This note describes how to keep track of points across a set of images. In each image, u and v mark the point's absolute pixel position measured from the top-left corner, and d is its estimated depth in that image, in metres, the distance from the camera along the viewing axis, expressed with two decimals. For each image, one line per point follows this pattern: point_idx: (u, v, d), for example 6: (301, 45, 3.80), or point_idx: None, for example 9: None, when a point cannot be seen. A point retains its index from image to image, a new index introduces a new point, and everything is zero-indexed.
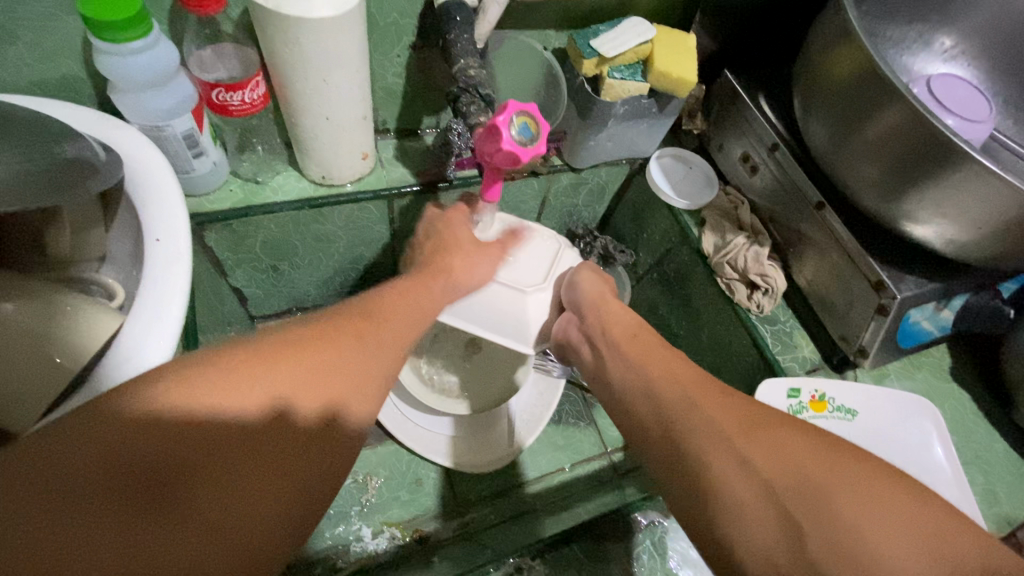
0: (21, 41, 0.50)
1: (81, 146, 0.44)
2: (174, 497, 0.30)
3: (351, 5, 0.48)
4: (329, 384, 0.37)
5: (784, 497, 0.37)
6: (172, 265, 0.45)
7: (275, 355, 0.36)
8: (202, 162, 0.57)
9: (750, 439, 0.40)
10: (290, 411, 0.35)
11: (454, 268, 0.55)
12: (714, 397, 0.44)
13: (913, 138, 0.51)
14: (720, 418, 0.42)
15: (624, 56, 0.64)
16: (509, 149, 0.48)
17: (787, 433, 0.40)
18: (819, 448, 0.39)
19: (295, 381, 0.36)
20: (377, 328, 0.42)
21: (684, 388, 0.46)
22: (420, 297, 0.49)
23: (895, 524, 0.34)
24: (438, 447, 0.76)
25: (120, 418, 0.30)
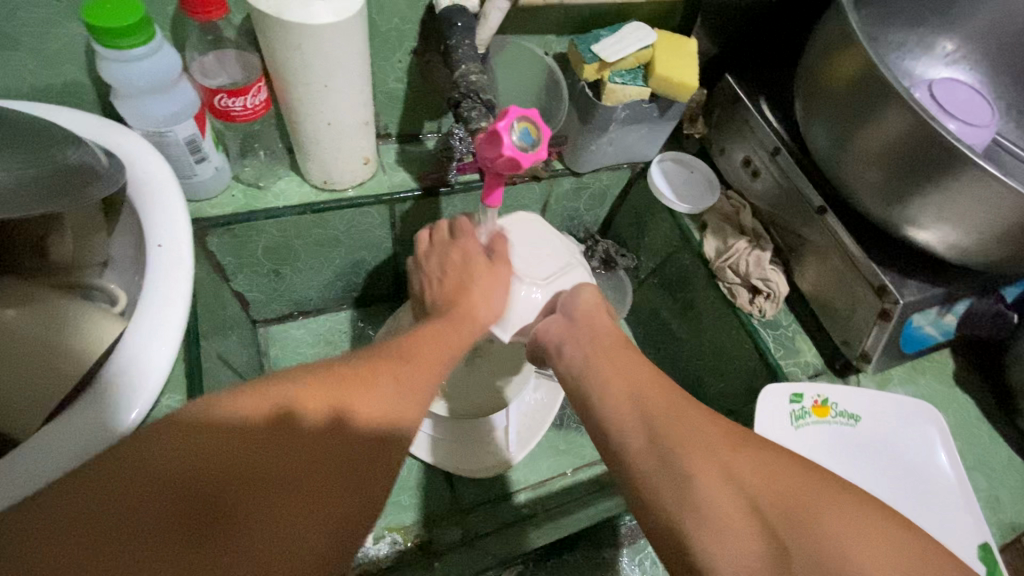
0: (25, 47, 0.51)
1: (83, 151, 0.44)
2: (217, 519, 0.31)
3: (353, 11, 0.48)
4: (363, 413, 0.39)
5: (770, 514, 0.38)
6: (174, 270, 0.45)
7: (313, 386, 0.38)
8: (204, 167, 0.58)
9: (737, 456, 0.41)
10: (302, 417, 0.36)
11: (478, 312, 0.54)
12: (701, 414, 0.45)
13: (916, 144, 0.51)
14: (706, 434, 0.42)
15: (625, 60, 0.64)
16: (510, 154, 0.48)
17: (769, 452, 0.42)
18: (800, 468, 0.41)
19: (331, 410, 0.37)
20: (407, 361, 0.44)
21: (675, 402, 0.45)
22: (446, 336, 0.50)
23: (872, 542, 0.36)
24: (425, 445, 0.76)
25: (171, 443, 0.32)
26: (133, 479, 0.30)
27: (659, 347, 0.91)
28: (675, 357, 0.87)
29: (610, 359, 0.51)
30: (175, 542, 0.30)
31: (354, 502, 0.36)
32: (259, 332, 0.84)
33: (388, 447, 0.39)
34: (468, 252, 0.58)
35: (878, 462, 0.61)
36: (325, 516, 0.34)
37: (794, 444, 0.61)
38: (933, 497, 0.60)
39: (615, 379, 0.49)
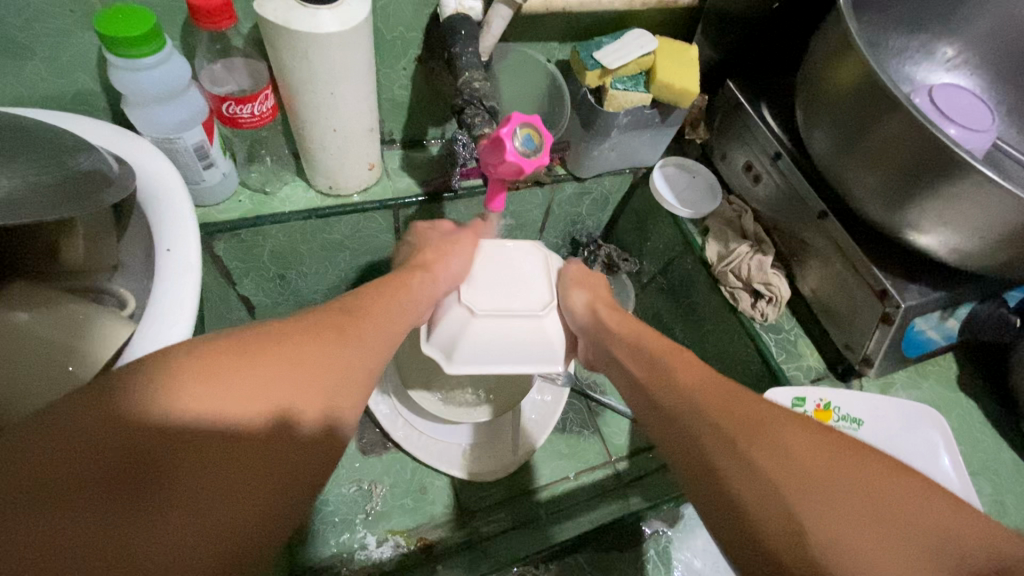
0: (38, 56, 0.52)
1: (94, 158, 0.45)
2: (157, 483, 0.30)
3: (358, 20, 0.49)
4: (308, 376, 0.37)
5: (790, 502, 0.34)
6: (182, 275, 0.46)
7: (258, 351, 0.36)
8: (212, 173, 0.59)
9: (749, 440, 0.38)
10: (258, 396, 0.35)
11: (434, 265, 0.56)
12: (717, 401, 0.42)
13: (916, 148, 0.51)
14: (723, 423, 0.40)
15: (626, 67, 0.64)
16: (513, 161, 0.48)
17: (789, 433, 0.38)
18: (824, 447, 0.36)
19: (275, 374, 0.36)
20: (358, 325, 0.42)
21: (698, 389, 0.43)
22: (397, 290, 0.50)
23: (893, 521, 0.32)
24: (453, 458, 0.76)
25: (104, 413, 0.30)
26: (67, 448, 0.29)
27: None
28: None
29: None
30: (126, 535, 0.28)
31: (304, 465, 0.35)
32: None
33: (338, 409, 0.38)
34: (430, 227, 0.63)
35: None
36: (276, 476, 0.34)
37: None
38: None
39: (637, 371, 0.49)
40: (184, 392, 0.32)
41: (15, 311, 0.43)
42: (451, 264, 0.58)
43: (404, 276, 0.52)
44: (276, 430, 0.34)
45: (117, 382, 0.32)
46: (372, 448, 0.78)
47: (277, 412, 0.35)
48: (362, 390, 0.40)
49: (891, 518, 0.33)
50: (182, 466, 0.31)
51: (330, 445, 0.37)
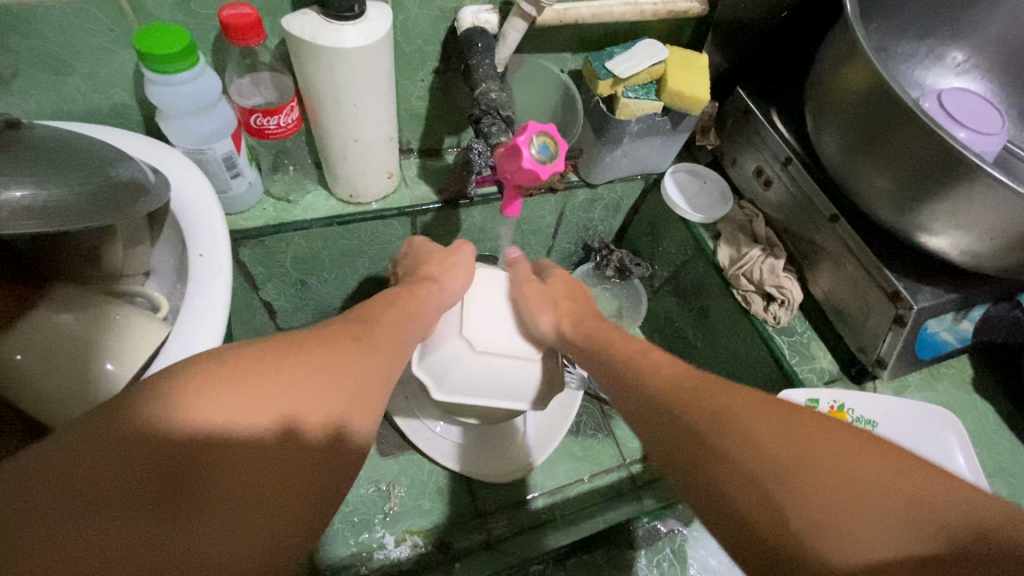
0: (79, 73, 0.54)
1: (132, 168, 0.47)
2: (195, 488, 0.29)
3: (381, 34, 0.51)
4: (335, 380, 0.37)
5: (770, 498, 0.31)
6: (214, 278, 0.48)
7: (285, 357, 0.36)
8: (239, 182, 0.61)
9: (715, 428, 0.36)
10: (287, 391, 0.34)
11: (445, 281, 0.58)
12: (681, 397, 0.39)
13: (928, 152, 0.52)
14: (691, 417, 0.37)
15: (638, 76, 0.66)
16: (529, 167, 0.50)
17: (755, 414, 0.35)
18: (795, 425, 0.34)
19: (304, 380, 0.35)
20: (375, 335, 0.43)
21: (664, 386, 0.41)
22: (399, 300, 0.51)
23: (869, 500, 0.30)
24: (449, 452, 0.77)
25: (138, 425, 0.29)
26: (101, 461, 0.28)
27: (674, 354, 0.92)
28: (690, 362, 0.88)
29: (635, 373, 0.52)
30: (156, 541, 0.27)
31: (336, 469, 0.35)
32: None
33: (365, 414, 0.38)
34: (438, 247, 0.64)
35: None
36: (313, 480, 0.33)
37: None
38: None
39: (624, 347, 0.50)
40: (216, 400, 0.31)
41: (57, 312, 0.45)
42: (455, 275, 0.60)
43: (412, 287, 0.54)
44: (309, 435, 0.34)
45: (146, 394, 0.31)
46: (390, 449, 0.80)
47: (309, 418, 0.34)
48: (384, 396, 0.41)
49: (877, 505, 0.29)
50: (221, 474, 0.30)
51: (359, 450, 0.37)
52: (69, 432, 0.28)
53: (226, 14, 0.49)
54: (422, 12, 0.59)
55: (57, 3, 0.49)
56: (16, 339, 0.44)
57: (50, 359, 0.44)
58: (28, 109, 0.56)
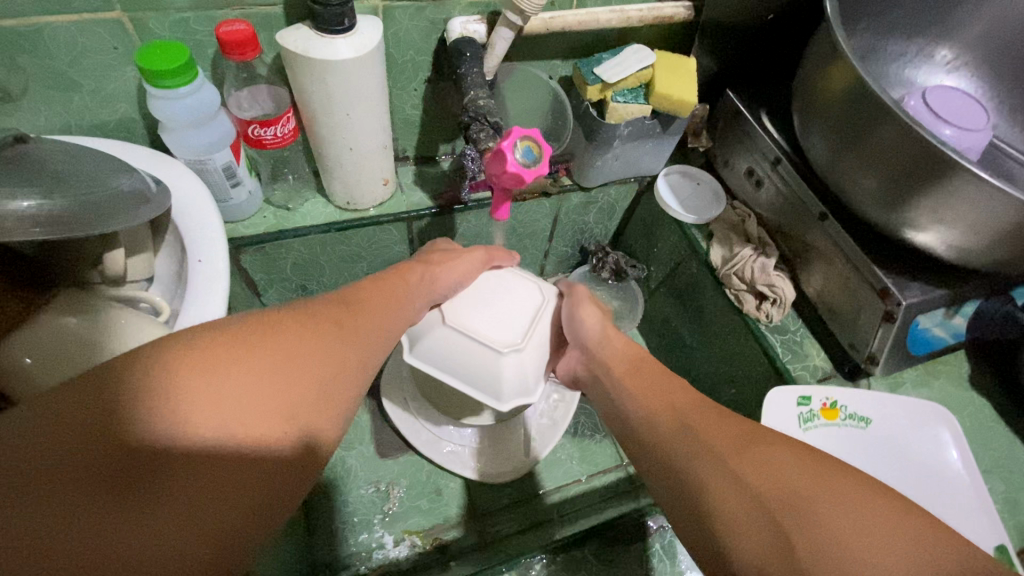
0: (86, 89, 0.57)
1: (134, 179, 0.49)
2: (157, 474, 0.29)
3: (371, 46, 0.53)
4: (303, 370, 0.38)
5: (780, 525, 0.36)
6: (213, 282, 0.51)
7: (254, 344, 0.36)
8: (239, 191, 0.63)
9: (741, 459, 0.41)
10: (256, 381, 0.35)
11: (440, 281, 0.58)
12: (703, 426, 0.45)
13: (909, 151, 0.53)
14: (715, 447, 0.43)
15: (626, 81, 0.67)
16: (514, 171, 0.51)
17: (779, 449, 0.41)
18: (814, 464, 0.40)
19: (271, 368, 0.36)
20: (354, 322, 0.44)
21: (689, 415, 0.47)
22: (382, 286, 0.51)
23: (869, 534, 0.35)
24: (463, 460, 0.77)
25: (106, 406, 0.29)
26: (59, 439, 0.28)
27: (672, 354, 0.93)
28: (686, 363, 0.89)
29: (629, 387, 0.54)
30: (115, 526, 0.27)
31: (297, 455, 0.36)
32: None
33: (331, 402, 0.39)
34: (441, 246, 0.64)
35: (890, 464, 0.61)
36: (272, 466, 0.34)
37: None
38: (945, 497, 0.59)
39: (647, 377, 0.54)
40: (181, 384, 0.32)
41: (64, 317, 0.47)
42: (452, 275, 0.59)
43: (403, 270, 0.55)
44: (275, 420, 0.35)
45: (112, 372, 0.31)
46: (389, 451, 0.81)
47: (275, 405, 0.35)
48: (356, 381, 0.42)
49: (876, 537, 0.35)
50: (181, 457, 0.30)
51: (322, 437, 0.38)
52: (31, 407, 0.28)
53: (221, 31, 0.51)
54: (412, 24, 0.61)
55: (63, 24, 0.51)
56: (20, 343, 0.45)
57: (55, 360, 0.45)
58: (38, 124, 0.59)
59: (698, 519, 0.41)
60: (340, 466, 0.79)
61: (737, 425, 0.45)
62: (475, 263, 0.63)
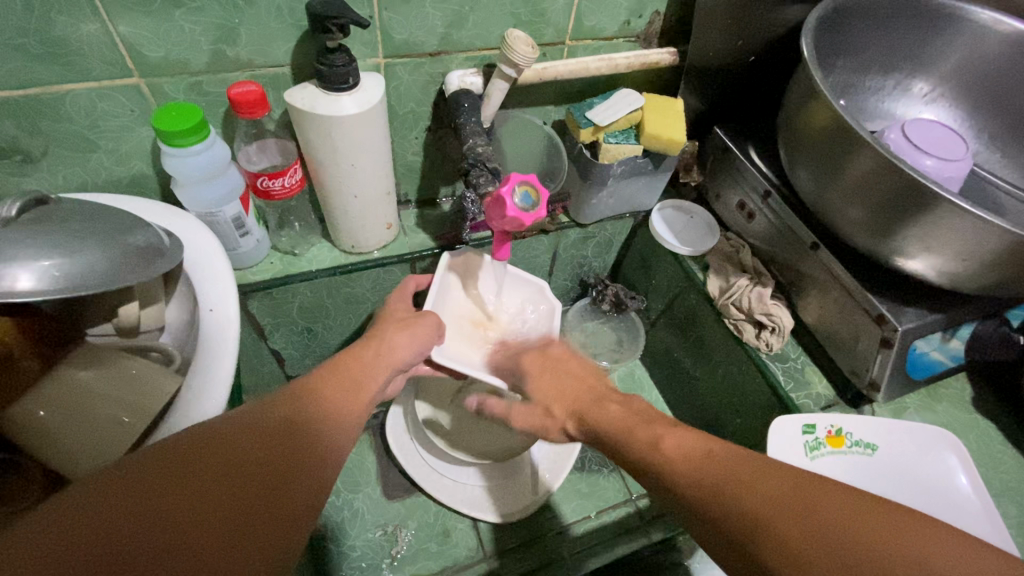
0: (103, 149, 0.60)
1: (148, 234, 0.51)
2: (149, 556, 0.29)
3: (374, 101, 0.56)
4: (266, 474, 0.36)
5: (791, 541, 0.35)
6: (223, 331, 0.52)
7: (216, 457, 0.34)
8: (247, 240, 0.65)
9: (759, 542, 0.37)
10: (243, 454, 0.36)
11: (398, 353, 0.55)
12: (720, 499, 0.40)
13: (891, 183, 0.55)
14: (731, 518, 0.39)
15: (618, 123, 0.70)
16: (513, 215, 0.53)
17: (792, 533, 0.36)
18: (820, 516, 0.36)
19: (239, 473, 0.35)
20: (310, 414, 0.42)
21: (699, 481, 0.41)
22: (354, 360, 0.51)
23: (905, 530, 0.34)
24: (462, 496, 0.78)
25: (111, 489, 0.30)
26: (81, 523, 0.28)
27: (677, 383, 0.94)
28: (692, 392, 0.90)
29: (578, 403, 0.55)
30: None
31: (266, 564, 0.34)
32: None
33: (293, 504, 0.37)
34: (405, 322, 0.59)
35: (899, 489, 0.61)
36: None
37: None
38: (961, 523, 0.59)
39: (634, 436, 0.48)
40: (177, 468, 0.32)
41: (79, 370, 0.49)
42: (396, 342, 0.55)
43: (358, 348, 0.53)
44: (240, 533, 0.33)
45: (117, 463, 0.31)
46: (397, 493, 0.81)
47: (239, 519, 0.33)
48: (326, 459, 0.41)
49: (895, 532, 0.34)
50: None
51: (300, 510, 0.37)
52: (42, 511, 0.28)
53: (233, 92, 0.54)
54: (412, 78, 0.64)
55: (84, 91, 0.54)
56: (40, 396, 0.47)
57: (76, 413, 0.47)
58: (55, 184, 0.62)
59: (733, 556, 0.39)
60: (347, 509, 0.79)
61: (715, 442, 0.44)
62: (431, 338, 0.59)
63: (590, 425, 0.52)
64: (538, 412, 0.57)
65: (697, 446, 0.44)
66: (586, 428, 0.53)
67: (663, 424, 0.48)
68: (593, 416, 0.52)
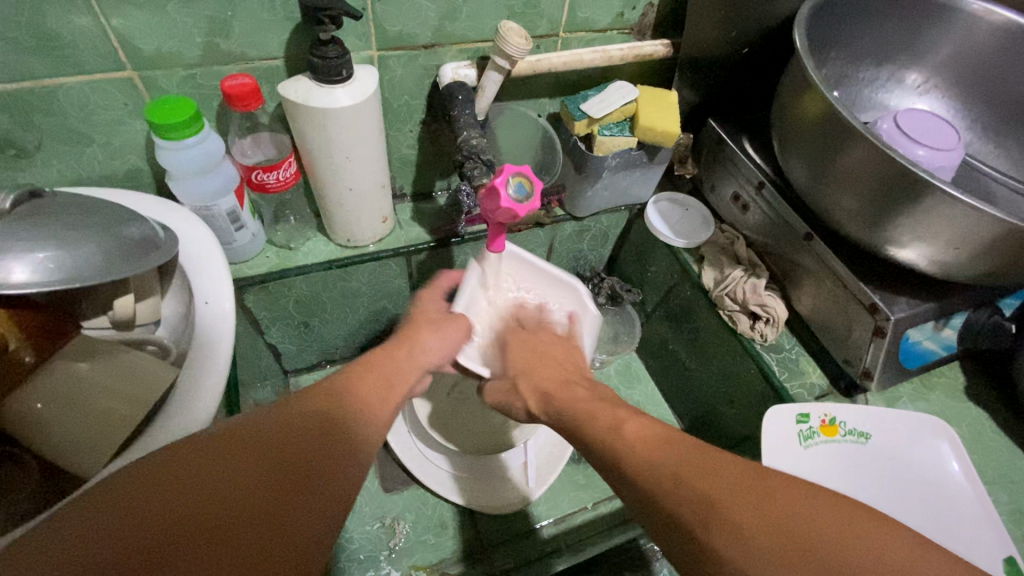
0: (97, 142, 0.60)
1: (144, 227, 0.51)
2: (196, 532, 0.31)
3: (367, 93, 0.56)
4: (305, 461, 0.37)
5: (736, 525, 0.36)
6: (218, 324, 0.52)
7: (261, 439, 0.36)
8: (242, 233, 0.65)
9: (706, 527, 0.37)
10: (286, 440, 0.37)
11: (429, 347, 0.57)
12: (672, 481, 0.39)
13: (883, 173, 0.55)
14: (678, 502, 0.38)
15: (612, 115, 0.70)
16: (507, 206, 0.53)
17: (741, 516, 0.36)
18: (766, 510, 0.36)
19: (280, 461, 0.36)
20: (348, 405, 0.43)
21: (656, 465, 0.41)
22: (389, 358, 0.52)
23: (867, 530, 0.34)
24: (448, 485, 0.79)
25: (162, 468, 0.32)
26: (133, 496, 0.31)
27: (673, 375, 0.94)
28: (688, 384, 0.90)
29: (540, 381, 0.57)
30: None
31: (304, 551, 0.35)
32: (290, 380, 0.90)
33: (328, 496, 0.37)
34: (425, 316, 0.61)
35: (891, 477, 0.61)
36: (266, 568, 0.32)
37: (804, 463, 0.62)
38: (950, 508, 0.60)
39: (596, 420, 0.48)
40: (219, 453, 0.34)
41: (76, 362, 0.49)
42: (426, 343, 0.57)
43: (394, 347, 0.54)
44: (265, 524, 0.33)
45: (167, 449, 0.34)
46: (394, 485, 0.81)
47: (260, 511, 0.33)
48: (361, 451, 0.41)
49: (859, 527, 0.34)
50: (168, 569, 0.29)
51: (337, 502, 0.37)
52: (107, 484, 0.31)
53: (226, 84, 0.54)
54: (406, 71, 0.64)
55: (77, 83, 0.54)
56: (39, 389, 0.47)
57: (75, 405, 0.47)
58: (50, 178, 0.62)
59: (669, 535, 0.39)
60: None
61: (669, 430, 0.44)
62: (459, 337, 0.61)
63: (554, 406, 0.53)
64: (507, 386, 0.60)
65: (659, 435, 0.43)
66: (551, 410, 0.53)
67: (626, 410, 0.48)
68: (559, 398, 0.53)
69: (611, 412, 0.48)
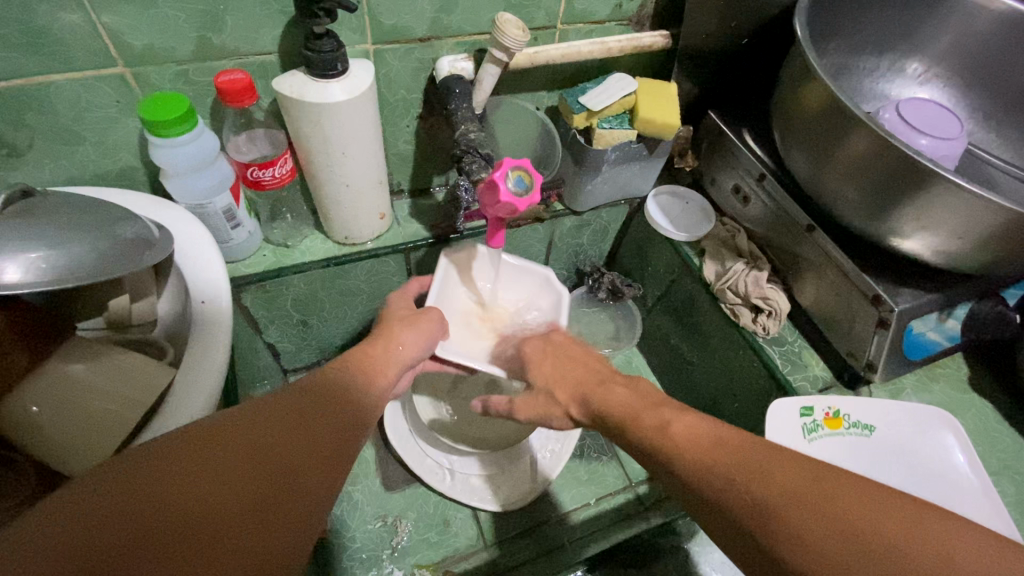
0: (89, 141, 0.59)
1: (138, 226, 0.50)
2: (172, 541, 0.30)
3: (363, 88, 0.55)
4: (286, 462, 0.36)
5: (801, 530, 0.35)
6: (215, 324, 0.52)
7: (238, 442, 0.35)
8: (239, 231, 0.65)
9: (775, 533, 0.36)
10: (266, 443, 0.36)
11: (405, 345, 0.54)
12: (734, 486, 0.39)
13: (889, 163, 0.54)
14: (745, 510, 0.38)
15: (611, 108, 0.70)
16: (507, 201, 0.53)
17: (808, 522, 0.35)
18: (833, 513, 0.35)
19: (259, 464, 0.35)
20: (330, 402, 0.42)
21: (711, 468, 0.41)
22: (361, 356, 0.51)
23: (936, 530, 0.33)
24: (461, 486, 0.78)
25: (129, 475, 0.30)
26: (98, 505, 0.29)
27: (675, 370, 0.94)
28: (690, 379, 0.90)
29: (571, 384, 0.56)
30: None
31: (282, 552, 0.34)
32: (289, 379, 0.90)
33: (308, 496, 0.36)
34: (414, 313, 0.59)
35: (897, 469, 0.61)
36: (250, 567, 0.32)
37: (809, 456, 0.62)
38: (956, 499, 0.59)
39: (641, 419, 0.48)
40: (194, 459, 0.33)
41: (72, 363, 0.48)
42: (406, 337, 0.55)
43: (366, 344, 0.53)
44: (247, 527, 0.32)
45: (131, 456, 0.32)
46: (396, 484, 0.81)
47: (245, 506, 0.33)
48: (343, 448, 0.40)
49: (927, 525, 0.33)
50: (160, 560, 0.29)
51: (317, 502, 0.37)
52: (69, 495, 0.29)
53: (219, 80, 0.53)
54: (402, 65, 0.64)
55: (67, 81, 0.53)
56: (32, 390, 0.47)
57: (69, 406, 0.47)
58: (42, 177, 0.61)
59: (739, 544, 0.39)
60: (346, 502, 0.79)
61: (727, 429, 0.43)
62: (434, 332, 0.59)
63: (594, 406, 0.53)
64: (540, 397, 0.57)
65: (708, 433, 0.43)
66: (592, 412, 0.53)
67: (671, 409, 0.48)
68: (598, 399, 0.53)
69: (655, 410, 0.48)
